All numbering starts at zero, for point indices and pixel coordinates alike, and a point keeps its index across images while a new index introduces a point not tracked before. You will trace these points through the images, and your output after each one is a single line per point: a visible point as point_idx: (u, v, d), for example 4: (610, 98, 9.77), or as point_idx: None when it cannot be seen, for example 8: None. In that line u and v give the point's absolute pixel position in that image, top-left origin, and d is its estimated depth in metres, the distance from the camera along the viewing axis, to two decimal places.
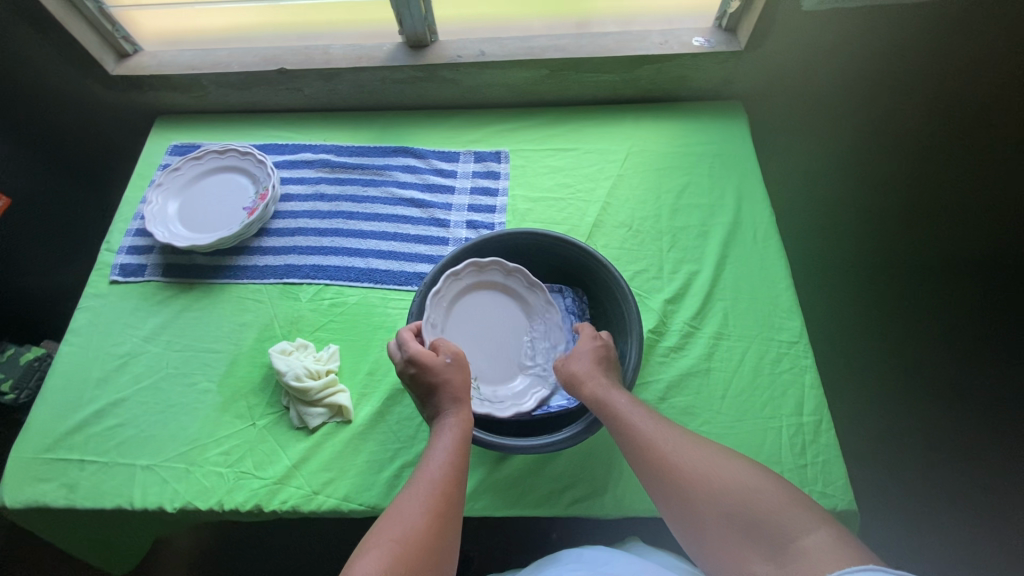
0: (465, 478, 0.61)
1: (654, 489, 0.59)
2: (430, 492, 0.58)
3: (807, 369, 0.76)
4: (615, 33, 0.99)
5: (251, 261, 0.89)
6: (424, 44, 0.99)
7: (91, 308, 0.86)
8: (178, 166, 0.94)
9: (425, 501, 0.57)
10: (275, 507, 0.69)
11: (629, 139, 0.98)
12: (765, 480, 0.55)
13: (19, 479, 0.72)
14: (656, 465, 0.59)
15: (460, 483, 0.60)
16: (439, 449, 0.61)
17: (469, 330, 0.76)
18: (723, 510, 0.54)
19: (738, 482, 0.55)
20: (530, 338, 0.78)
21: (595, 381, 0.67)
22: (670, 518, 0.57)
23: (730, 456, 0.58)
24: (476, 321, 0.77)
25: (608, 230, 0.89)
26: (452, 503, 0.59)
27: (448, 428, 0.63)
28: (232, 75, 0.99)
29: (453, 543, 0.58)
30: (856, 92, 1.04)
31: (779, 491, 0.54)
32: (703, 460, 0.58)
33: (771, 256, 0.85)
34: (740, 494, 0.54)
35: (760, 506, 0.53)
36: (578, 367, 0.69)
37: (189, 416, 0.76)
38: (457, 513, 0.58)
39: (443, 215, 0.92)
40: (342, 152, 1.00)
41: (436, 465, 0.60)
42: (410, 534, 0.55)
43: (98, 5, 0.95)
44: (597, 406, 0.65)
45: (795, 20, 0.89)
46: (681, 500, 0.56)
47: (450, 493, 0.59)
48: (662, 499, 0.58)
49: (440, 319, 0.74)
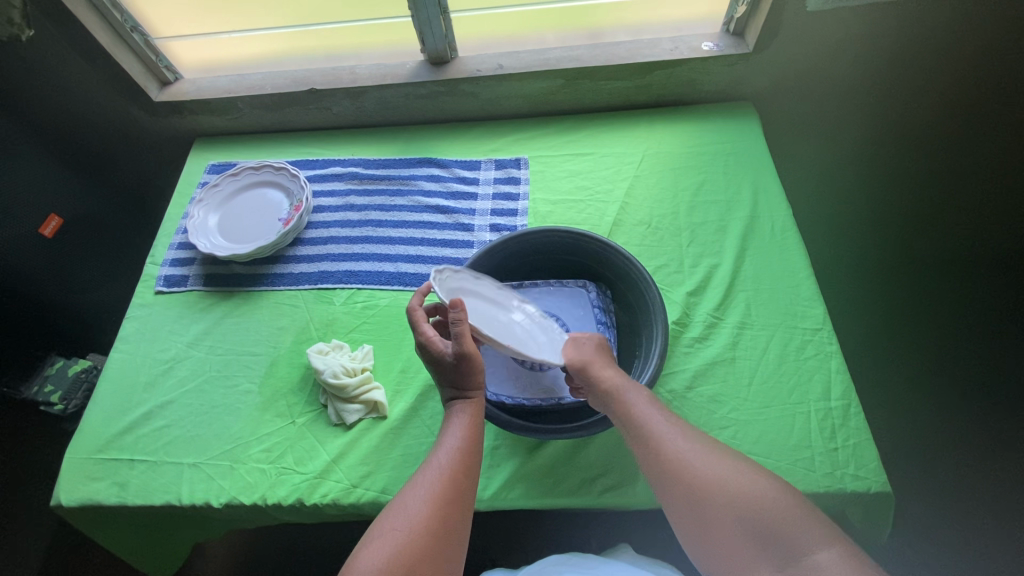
0: (476, 467, 0.64)
1: (659, 482, 0.60)
2: (438, 480, 0.61)
3: (832, 355, 0.76)
4: (628, 42, 1.03)
5: (287, 269, 0.94)
6: (444, 61, 1.04)
7: (138, 317, 0.91)
8: (217, 183, 1.00)
9: (433, 488, 0.60)
10: (316, 501, 0.72)
11: (643, 142, 1.01)
12: (780, 491, 0.56)
13: (72, 478, 0.75)
14: (666, 456, 0.60)
15: (469, 472, 0.62)
16: (449, 437, 0.65)
17: (474, 317, 0.75)
18: (734, 518, 0.55)
19: (751, 487, 0.56)
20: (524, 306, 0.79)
21: (606, 371, 0.68)
22: (674, 515, 0.59)
23: (745, 464, 0.59)
24: (473, 306, 0.76)
25: (628, 227, 0.92)
26: (462, 490, 0.61)
27: (458, 415, 0.67)
28: (266, 97, 1.05)
29: (463, 531, 0.60)
30: (865, 86, 1.05)
31: (795, 505, 0.54)
32: (715, 465, 0.58)
33: (791, 247, 0.87)
34: (751, 498, 0.55)
35: (772, 515, 0.54)
36: (587, 356, 0.71)
37: (232, 416, 0.80)
38: (466, 500, 0.61)
39: (467, 220, 0.96)
40: (369, 165, 1.05)
41: (446, 453, 0.63)
42: (414, 523, 0.57)
43: (143, 37, 1.03)
44: (611, 396, 0.66)
45: (803, 19, 0.92)
46: (690, 495, 0.57)
47: (458, 480, 0.61)
48: (668, 493, 0.59)
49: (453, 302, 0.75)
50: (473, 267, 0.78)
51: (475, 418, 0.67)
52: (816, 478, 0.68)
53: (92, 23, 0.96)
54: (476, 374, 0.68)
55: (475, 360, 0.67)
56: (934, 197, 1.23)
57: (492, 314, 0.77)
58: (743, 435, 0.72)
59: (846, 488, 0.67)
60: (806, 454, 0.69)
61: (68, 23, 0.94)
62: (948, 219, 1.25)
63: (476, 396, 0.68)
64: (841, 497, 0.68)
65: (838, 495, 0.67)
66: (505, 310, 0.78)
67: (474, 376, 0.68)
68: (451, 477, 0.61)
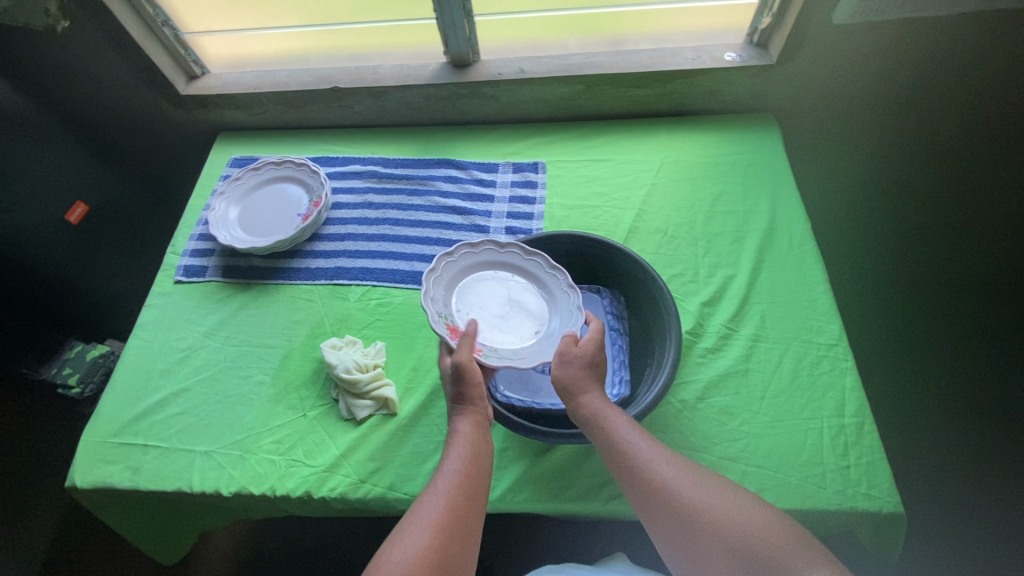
0: (480, 492, 0.62)
1: (647, 509, 0.59)
2: (439, 507, 0.59)
3: (847, 371, 0.76)
4: (650, 50, 1.03)
5: (304, 263, 0.95)
6: (467, 63, 1.05)
7: (156, 304, 0.93)
8: (239, 176, 1.02)
9: (434, 516, 0.58)
10: (324, 494, 0.72)
11: (662, 151, 1.01)
12: (776, 517, 0.56)
13: (88, 461, 0.77)
14: (652, 482, 0.59)
15: (472, 497, 0.61)
16: (451, 462, 0.63)
17: (472, 300, 0.77)
18: (728, 547, 0.54)
19: (742, 514, 0.56)
20: (534, 298, 0.78)
21: (587, 390, 0.67)
22: (662, 542, 0.58)
23: (733, 489, 0.59)
24: (473, 292, 0.78)
25: (644, 235, 0.92)
26: (464, 519, 0.59)
27: (461, 436, 0.65)
28: (290, 93, 1.07)
29: (466, 561, 0.58)
30: (889, 104, 1.04)
31: (784, 529, 0.54)
32: (704, 491, 0.58)
33: (808, 260, 0.86)
34: (745, 525, 0.55)
35: (766, 542, 0.53)
36: (566, 374, 0.67)
37: (245, 407, 0.81)
38: (469, 529, 0.59)
39: (483, 221, 0.97)
40: (388, 164, 1.06)
41: (447, 479, 0.61)
42: (415, 556, 0.55)
43: (174, 31, 1.05)
44: (594, 419, 0.65)
45: (830, 32, 0.91)
46: (681, 523, 0.57)
47: (460, 507, 0.59)
48: (656, 520, 0.58)
49: (455, 277, 0.78)
50: (489, 250, 0.80)
51: (478, 439, 0.65)
52: (828, 495, 0.67)
53: (124, 15, 0.98)
54: (471, 387, 0.67)
55: (470, 374, 0.67)
56: (956, 216, 1.22)
57: (492, 300, 0.77)
58: (754, 448, 0.71)
59: (858, 507, 0.66)
60: (817, 471, 0.69)
61: (101, 15, 0.97)
62: (968, 238, 1.23)
63: (482, 407, 0.67)
64: (850, 516, 0.67)
65: (849, 514, 0.67)
66: (505, 297, 0.78)
67: (468, 390, 0.67)
68: (452, 503, 0.59)
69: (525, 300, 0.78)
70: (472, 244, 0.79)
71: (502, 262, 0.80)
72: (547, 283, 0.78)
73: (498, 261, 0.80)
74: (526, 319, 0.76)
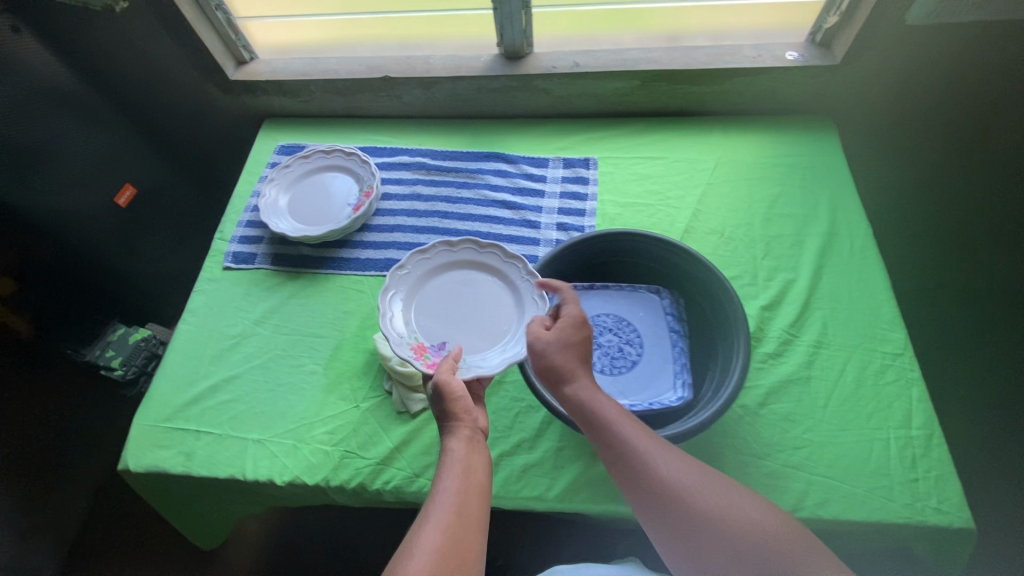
0: (479, 512, 0.58)
1: (643, 504, 0.57)
2: (439, 530, 0.55)
3: (915, 382, 0.74)
4: (707, 47, 1.01)
5: (353, 254, 0.94)
6: (520, 56, 1.04)
7: (206, 290, 0.92)
8: (288, 164, 1.01)
9: (433, 541, 0.54)
10: (378, 487, 0.72)
11: (717, 150, 0.99)
12: (783, 519, 0.53)
13: (141, 445, 0.77)
14: (648, 477, 0.57)
15: (471, 516, 0.57)
16: (444, 482, 0.59)
17: (433, 307, 0.80)
18: (732, 548, 0.52)
19: (745, 514, 0.53)
20: (495, 294, 0.81)
21: (575, 377, 0.65)
22: (659, 539, 0.56)
23: (736, 487, 0.56)
24: (433, 299, 0.81)
25: (699, 235, 0.90)
26: (464, 540, 0.55)
27: (452, 457, 0.62)
28: (339, 81, 1.06)
29: None
30: (951, 108, 1.02)
31: (793, 532, 0.52)
32: (704, 487, 0.56)
33: (870, 266, 0.84)
34: (750, 526, 0.52)
35: (773, 544, 0.51)
36: (553, 360, 0.66)
37: (296, 396, 0.80)
38: (470, 550, 0.55)
39: (534, 217, 0.96)
40: (437, 156, 1.05)
41: (442, 499, 0.58)
42: None
43: (226, 16, 1.04)
44: (585, 409, 0.63)
45: (900, 33, 0.90)
46: (680, 521, 0.54)
47: (460, 528, 0.56)
48: (652, 516, 0.56)
49: (415, 287, 0.82)
50: (442, 253, 0.83)
51: (469, 459, 0.62)
52: (896, 508, 0.66)
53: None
54: (453, 407, 0.65)
55: (451, 396, 0.66)
56: None
57: (453, 304, 0.81)
58: (818, 457, 0.70)
59: (928, 521, 0.65)
60: (884, 483, 0.67)
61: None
62: None
63: (469, 421, 0.65)
64: (918, 530, 0.66)
65: (918, 528, 0.65)
66: (466, 298, 0.81)
67: (451, 411, 0.66)
68: (451, 524, 0.56)
69: (487, 299, 0.81)
70: (425, 252, 0.83)
71: (459, 263, 0.84)
72: (506, 278, 0.82)
73: (454, 263, 0.83)
74: (490, 318, 0.79)
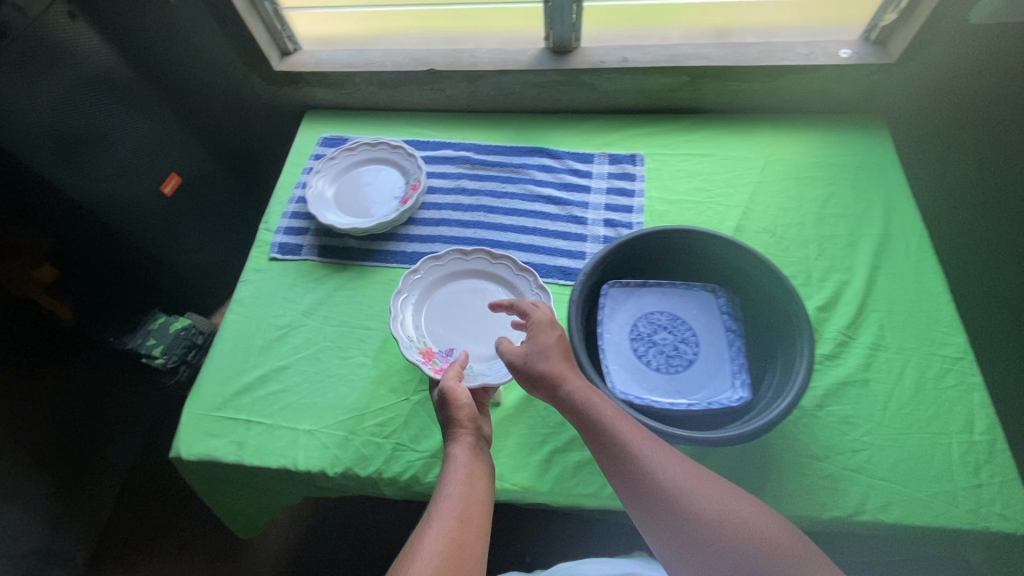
0: (480, 515, 0.61)
1: (642, 510, 0.57)
2: (442, 536, 0.58)
3: (976, 387, 0.73)
4: (758, 43, 1.00)
5: (399, 247, 0.94)
6: (567, 50, 1.03)
7: (252, 280, 0.92)
8: (334, 156, 1.01)
9: (437, 547, 0.57)
10: (431, 480, 0.72)
11: (766, 149, 0.98)
12: (778, 526, 0.55)
13: (193, 433, 0.77)
14: (648, 484, 0.56)
15: (472, 520, 0.60)
16: (447, 490, 0.61)
17: (444, 313, 0.82)
18: (730, 557, 0.53)
19: (743, 522, 0.55)
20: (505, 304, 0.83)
21: (569, 378, 0.63)
22: (657, 543, 0.56)
23: (733, 492, 0.57)
24: (445, 304, 0.83)
25: (750, 234, 0.89)
26: (466, 544, 0.58)
27: (455, 464, 0.63)
28: (384, 73, 1.05)
29: None
30: (1005, 109, 1.01)
31: (787, 538, 0.54)
32: (703, 495, 0.56)
33: (927, 269, 0.83)
34: (748, 535, 0.54)
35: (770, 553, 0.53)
36: (546, 363, 0.64)
37: (346, 388, 0.80)
38: (471, 553, 0.58)
39: (581, 213, 0.95)
40: (481, 150, 1.04)
41: (445, 506, 0.60)
42: None
43: (274, 6, 1.04)
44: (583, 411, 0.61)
45: (961, 31, 0.89)
46: (680, 530, 0.55)
47: (462, 533, 0.58)
48: (651, 522, 0.56)
49: (427, 292, 0.84)
50: (456, 259, 0.85)
51: (469, 464, 0.64)
52: (960, 513, 0.65)
53: None
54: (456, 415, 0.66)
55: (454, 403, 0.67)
56: None
57: (463, 311, 0.83)
58: (879, 460, 0.69)
59: (992, 528, 0.64)
60: (947, 488, 0.66)
61: None
62: None
63: (472, 428, 0.66)
64: (981, 536, 0.65)
65: (981, 534, 0.64)
66: (477, 306, 0.83)
67: (454, 419, 0.67)
68: (452, 530, 0.58)
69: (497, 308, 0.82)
70: (438, 258, 0.85)
71: (472, 271, 0.85)
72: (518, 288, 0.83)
73: (467, 270, 0.85)
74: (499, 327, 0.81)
